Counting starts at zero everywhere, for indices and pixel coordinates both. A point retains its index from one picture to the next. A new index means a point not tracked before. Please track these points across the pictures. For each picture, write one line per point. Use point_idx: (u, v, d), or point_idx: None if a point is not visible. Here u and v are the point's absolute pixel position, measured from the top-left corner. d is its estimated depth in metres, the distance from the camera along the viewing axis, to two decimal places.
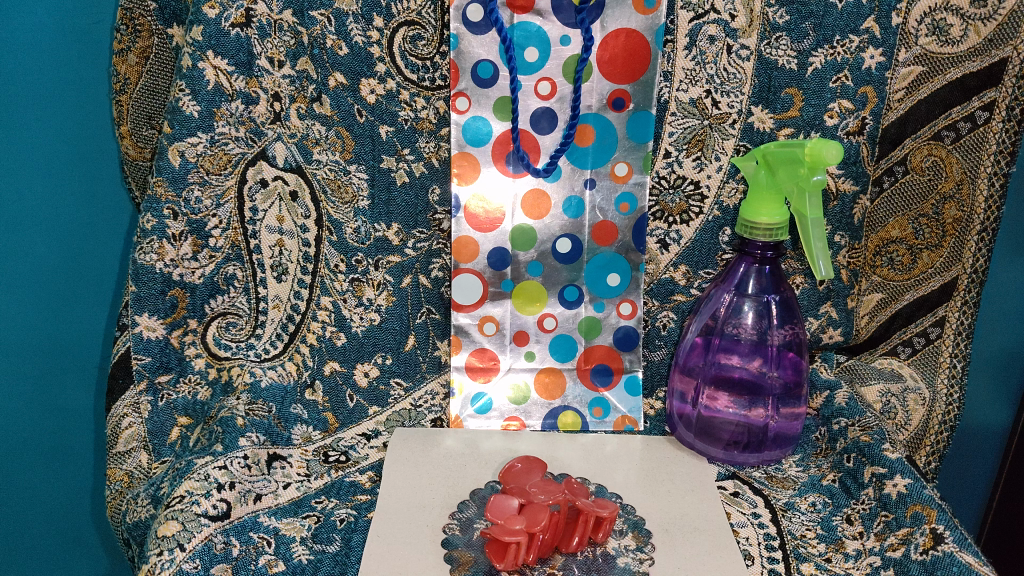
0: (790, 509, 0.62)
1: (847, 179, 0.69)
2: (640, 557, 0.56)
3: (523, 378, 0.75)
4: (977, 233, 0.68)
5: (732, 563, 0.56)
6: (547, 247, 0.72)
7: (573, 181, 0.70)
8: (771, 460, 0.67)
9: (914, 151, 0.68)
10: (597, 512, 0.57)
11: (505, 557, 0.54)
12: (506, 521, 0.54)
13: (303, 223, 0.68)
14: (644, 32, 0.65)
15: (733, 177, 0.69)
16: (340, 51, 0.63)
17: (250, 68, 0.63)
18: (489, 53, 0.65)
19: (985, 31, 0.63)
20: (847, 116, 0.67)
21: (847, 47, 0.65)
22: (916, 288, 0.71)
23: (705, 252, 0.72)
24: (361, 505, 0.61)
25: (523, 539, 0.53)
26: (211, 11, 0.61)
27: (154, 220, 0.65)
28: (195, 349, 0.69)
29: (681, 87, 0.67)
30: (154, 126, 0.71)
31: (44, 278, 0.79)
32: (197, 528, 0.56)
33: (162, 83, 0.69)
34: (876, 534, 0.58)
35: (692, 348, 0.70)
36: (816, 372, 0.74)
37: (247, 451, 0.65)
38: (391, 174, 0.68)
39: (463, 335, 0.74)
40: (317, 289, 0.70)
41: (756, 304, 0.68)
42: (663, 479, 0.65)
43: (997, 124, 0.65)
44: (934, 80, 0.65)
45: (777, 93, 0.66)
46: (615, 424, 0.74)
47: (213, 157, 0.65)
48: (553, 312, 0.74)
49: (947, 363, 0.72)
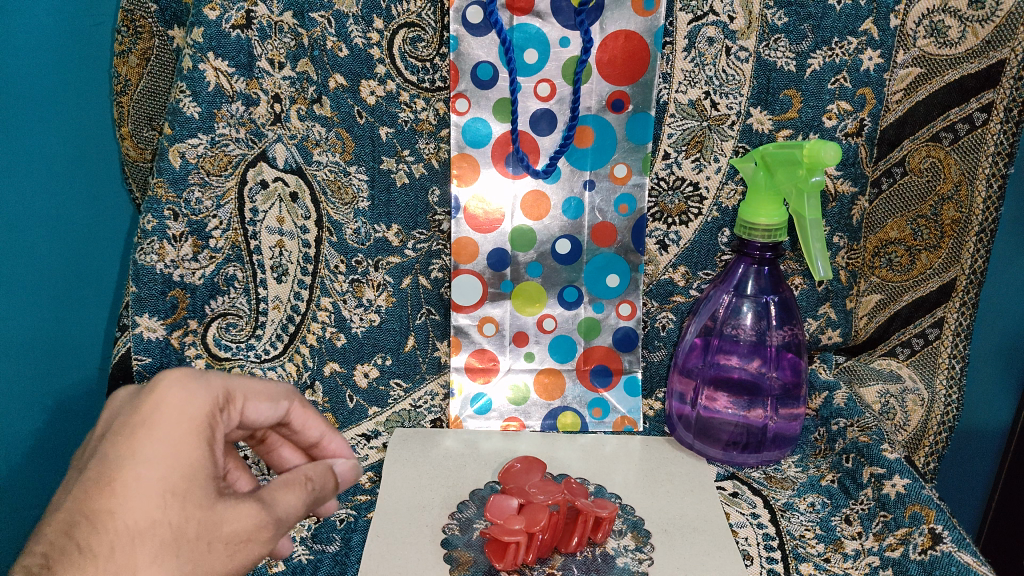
0: (789, 510, 0.62)
1: (846, 180, 0.69)
2: (639, 557, 0.56)
3: (523, 378, 0.76)
4: (975, 235, 0.67)
5: (731, 563, 0.56)
6: (547, 247, 0.73)
7: (573, 182, 0.71)
8: (771, 460, 0.67)
9: (913, 152, 0.68)
10: (598, 511, 0.57)
11: (505, 557, 0.54)
12: (506, 521, 0.54)
13: (303, 224, 0.68)
14: (644, 34, 0.65)
15: (732, 179, 0.69)
16: (340, 53, 0.63)
17: (251, 70, 0.63)
18: (489, 54, 0.66)
19: (983, 33, 0.63)
20: (845, 117, 0.67)
21: (846, 49, 0.65)
22: (915, 289, 0.71)
23: (704, 253, 0.72)
24: (361, 506, 0.62)
25: (523, 539, 0.53)
26: (212, 13, 0.61)
27: (154, 221, 0.64)
28: (196, 349, 0.69)
29: (680, 88, 0.67)
30: (154, 128, 0.71)
31: (44, 281, 0.77)
32: None
33: (163, 84, 0.69)
34: (875, 534, 0.58)
35: (691, 348, 0.70)
36: (814, 373, 0.74)
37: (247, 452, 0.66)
38: (391, 175, 0.68)
39: (462, 336, 0.74)
40: (317, 290, 0.70)
41: (755, 305, 0.68)
42: (662, 479, 0.66)
43: (995, 125, 0.65)
44: (932, 81, 0.66)
45: (775, 95, 0.66)
46: (615, 424, 0.74)
47: (213, 158, 0.64)
48: (552, 313, 0.75)
49: (946, 364, 0.72)
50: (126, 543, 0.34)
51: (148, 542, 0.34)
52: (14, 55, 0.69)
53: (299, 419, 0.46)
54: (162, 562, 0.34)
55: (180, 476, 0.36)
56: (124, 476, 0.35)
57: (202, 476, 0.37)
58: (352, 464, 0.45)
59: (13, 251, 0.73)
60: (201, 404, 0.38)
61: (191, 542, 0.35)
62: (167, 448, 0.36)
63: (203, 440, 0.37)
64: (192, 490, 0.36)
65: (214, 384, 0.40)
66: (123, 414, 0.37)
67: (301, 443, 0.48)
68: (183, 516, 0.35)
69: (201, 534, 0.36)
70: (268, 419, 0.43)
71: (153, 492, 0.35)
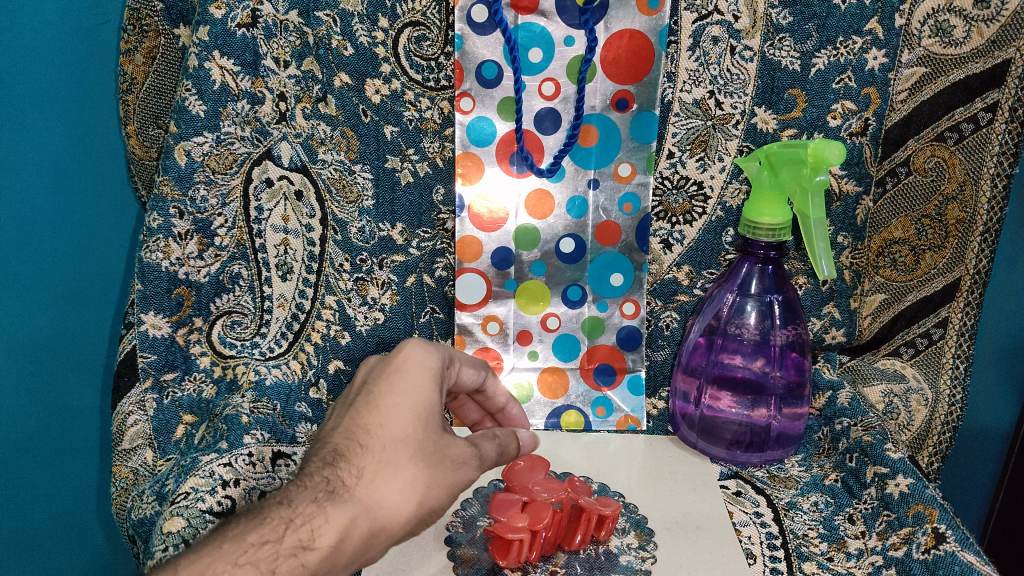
0: (792, 509, 0.62)
1: (851, 180, 0.69)
2: (642, 555, 0.57)
3: (526, 377, 0.76)
4: (980, 234, 0.68)
5: (734, 562, 0.57)
6: (550, 246, 0.73)
7: (577, 182, 0.71)
8: (773, 460, 0.67)
9: (918, 151, 0.68)
10: (602, 510, 0.57)
11: (508, 555, 0.54)
12: (508, 520, 0.54)
13: (308, 222, 0.68)
14: (648, 33, 0.65)
15: (736, 178, 0.69)
16: (345, 52, 0.64)
17: (256, 68, 0.63)
18: (494, 54, 0.66)
19: (988, 33, 0.63)
20: (850, 117, 0.67)
21: (851, 49, 0.65)
22: (919, 288, 0.71)
23: (709, 252, 0.72)
24: None
25: (524, 538, 0.53)
26: (217, 12, 0.61)
27: (160, 219, 0.65)
28: (201, 347, 0.69)
29: (685, 87, 0.67)
30: (160, 126, 0.72)
31: (47, 279, 0.78)
32: (202, 525, 0.54)
33: (168, 83, 0.70)
34: (878, 533, 0.58)
35: (695, 347, 0.70)
36: (819, 372, 0.73)
37: (251, 449, 0.61)
38: (396, 173, 0.68)
39: (466, 335, 0.74)
40: (322, 288, 0.70)
41: (758, 304, 0.68)
42: (666, 478, 0.66)
43: (1000, 125, 0.65)
44: (937, 81, 0.66)
45: (780, 94, 0.66)
46: (618, 424, 0.75)
47: (219, 156, 0.65)
48: (556, 312, 0.75)
49: (949, 363, 0.72)
50: (393, 445, 0.48)
51: (406, 446, 0.48)
52: (14, 55, 0.71)
53: (490, 388, 0.61)
54: (416, 463, 0.48)
55: (424, 406, 0.50)
56: (386, 403, 0.50)
57: (439, 409, 0.51)
58: (531, 434, 0.60)
59: (15, 243, 0.76)
60: (435, 360, 0.53)
61: (434, 451, 0.49)
62: (415, 386, 0.51)
63: (439, 385, 0.52)
64: (432, 418, 0.50)
65: (441, 348, 0.55)
66: (379, 366, 0.52)
67: (489, 407, 0.63)
68: (429, 434, 0.49)
69: (439, 449, 0.50)
70: (472, 383, 0.59)
71: (408, 414, 0.49)
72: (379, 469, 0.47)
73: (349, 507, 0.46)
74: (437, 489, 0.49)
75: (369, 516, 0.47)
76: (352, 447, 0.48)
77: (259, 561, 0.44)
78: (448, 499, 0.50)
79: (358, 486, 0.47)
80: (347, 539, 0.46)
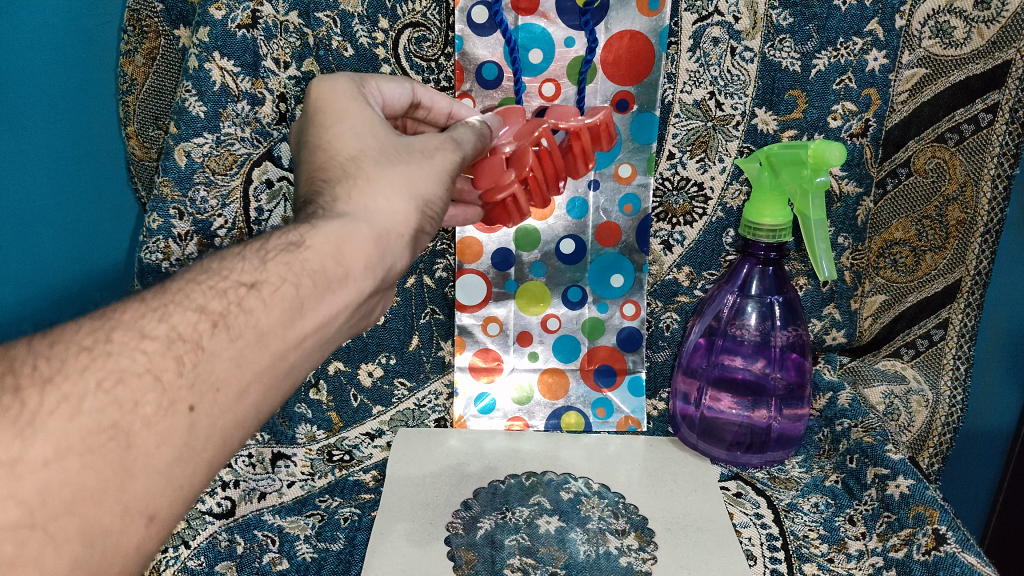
0: (792, 510, 0.62)
1: (851, 181, 0.68)
2: (643, 556, 0.57)
3: (527, 378, 0.76)
4: (980, 236, 0.69)
5: (734, 563, 0.57)
6: (551, 247, 0.73)
7: (577, 183, 0.71)
8: (774, 460, 0.67)
9: (919, 152, 0.68)
10: (590, 124, 0.56)
11: (512, 212, 0.57)
12: (495, 181, 0.56)
13: None
14: (648, 34, 0.65)
15: (736, 179, 0.69)
16: (345, 53, 0.64)
17: (256, 69, 0.63)
18: (494, 54, 0.66)
19: (988, 34, 0.63)
20: (850, 118, 0.66)
21: (851, 49, 0.64)
22: (920, 289, 0.72)
23: (709, 253, 0.72)
24: (365, 504, 0.63)
25: (516, 192, 0.56)
26: (217, 12, 0.60)
27: (159, 220, 0.65)
28: None
29: (686, 88, 0.66)
30: (160, 127, 0.72)
31: (50, 295, 0.70)
32: (203, 526, 0.60)
33: (169, 83, 0.70)
34: (878, 534, 0.58)
35: (695, 348, 0.71)
36: (819, 373, 0.73)
37: (251, 450, 0.68)
38: None
39: (467, 335, 0.75)
40: None
41: (759, 305, 0.68)
42: (667, 479, 0.66)
43: (1000, 126, 0.66)
44: (938, 81, 0.65)
45: (779, 95, 0.66)
46: (618, 424, 0.74)
47: (219, 157, 0.64)
48: (556, 312, 0.75)
49: (949, 365, 0.74)
50: (351, 163, 0.45)
51: (364, 158, 0.45)
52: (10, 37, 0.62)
53: (424, 96, 0.57)
54: (382, 166, 0.45)
55: (361, 124, 0.47)
56: (326, 138, 0.46)
57: (376, 121, 0.48)
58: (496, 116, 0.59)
59: (27, 254, 0.67)
60: (344, 83, 0.49)
61: (395, 151, 0.46)
62: (340, 113, 0.47)
63: (364, 104, 0.48)
64: (375, 131, 0.47)
65: (348, 75, 0.51)
66: (301, 122, 0.49)
67: (437, 119, 0.60)
68: (382, 142, 0.46)
69: (400, 146, 0.47)
70: (399, 102, 0.55)
71: (349, 134, 0.46)
72: (352, 181, 0.44)
73: (337, 222, 0.42)
74: (420, 179, 0.46)
75: (364, 221, 0.43)
76: (316, 187, 0.44)
77: (248, 255, 0.40)
78: (438, 188, 0.47)
79: (337, 204, 0.43)
80: (347, 243, 0.41)
